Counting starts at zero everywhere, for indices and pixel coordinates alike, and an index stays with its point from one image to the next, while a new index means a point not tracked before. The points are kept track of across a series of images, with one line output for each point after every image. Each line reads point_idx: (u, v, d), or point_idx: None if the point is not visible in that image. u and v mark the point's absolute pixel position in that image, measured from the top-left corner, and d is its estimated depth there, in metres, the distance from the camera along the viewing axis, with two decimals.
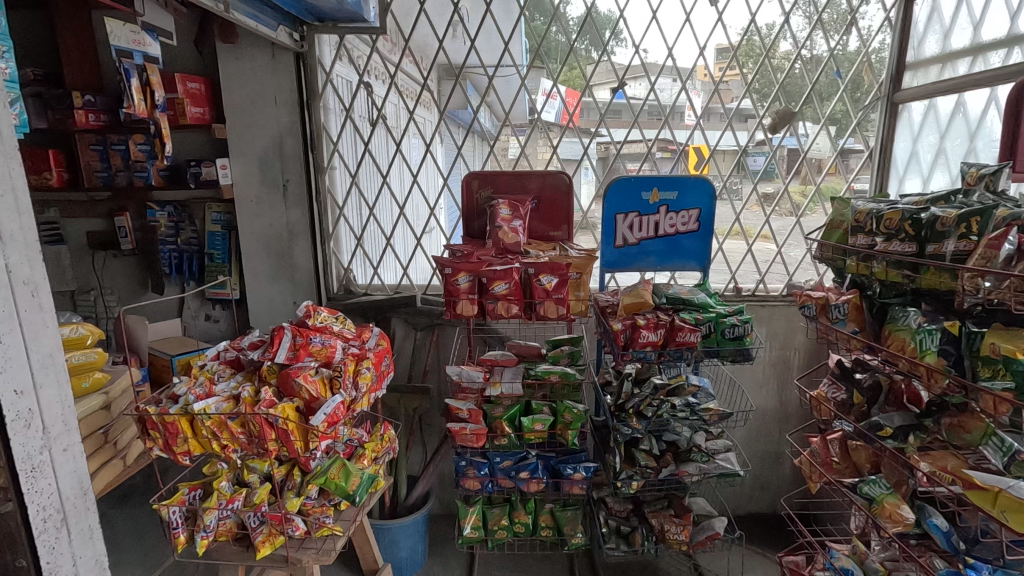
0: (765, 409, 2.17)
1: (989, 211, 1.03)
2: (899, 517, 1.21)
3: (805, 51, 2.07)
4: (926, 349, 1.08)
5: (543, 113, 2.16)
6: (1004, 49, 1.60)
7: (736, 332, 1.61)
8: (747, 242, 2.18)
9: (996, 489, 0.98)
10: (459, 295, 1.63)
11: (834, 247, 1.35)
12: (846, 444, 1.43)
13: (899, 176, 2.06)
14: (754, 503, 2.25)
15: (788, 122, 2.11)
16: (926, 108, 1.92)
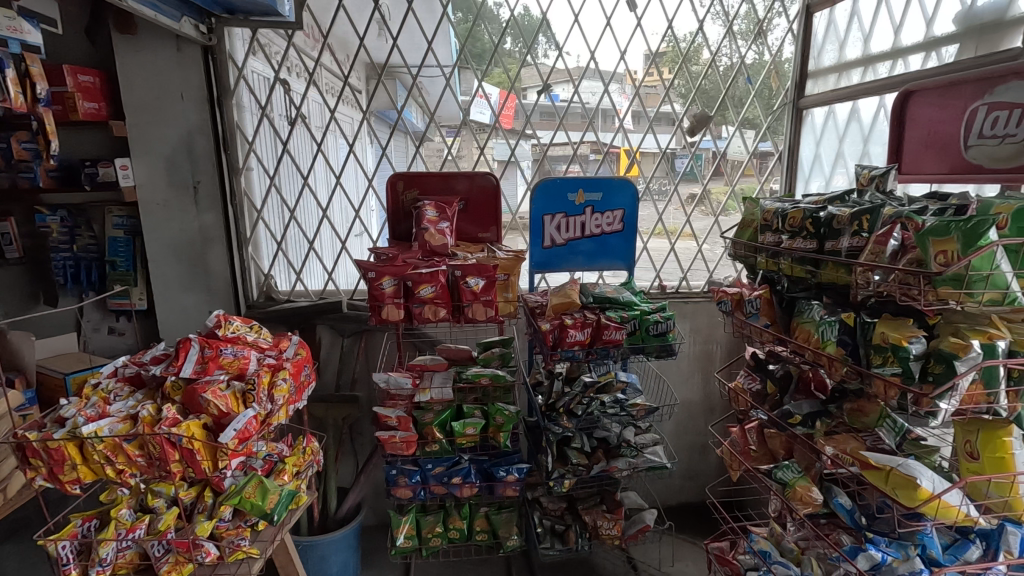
0: (690, 402, 2.25)
1: (877, 210, 1.11)
2: (809, 499, 1.26)
3: (719, 58, 2.18)
4: (827, 339, 1.16)
5: (474, 113, 2.14)
6: (890, 61, 1.75)
7: (660, 329, 1.67)
8: (670, 240, 2.25)
9: (888, 467, 1.06)
10: (384, 299, 1.58)
11: (746, 245, 1.42)
12: (762, 432, 1.50)
13: (805, 177, 2.20)
14: (683, 493, 2.33)
15: (704, 126, 2.18)
16: (827, 113, 2.06)
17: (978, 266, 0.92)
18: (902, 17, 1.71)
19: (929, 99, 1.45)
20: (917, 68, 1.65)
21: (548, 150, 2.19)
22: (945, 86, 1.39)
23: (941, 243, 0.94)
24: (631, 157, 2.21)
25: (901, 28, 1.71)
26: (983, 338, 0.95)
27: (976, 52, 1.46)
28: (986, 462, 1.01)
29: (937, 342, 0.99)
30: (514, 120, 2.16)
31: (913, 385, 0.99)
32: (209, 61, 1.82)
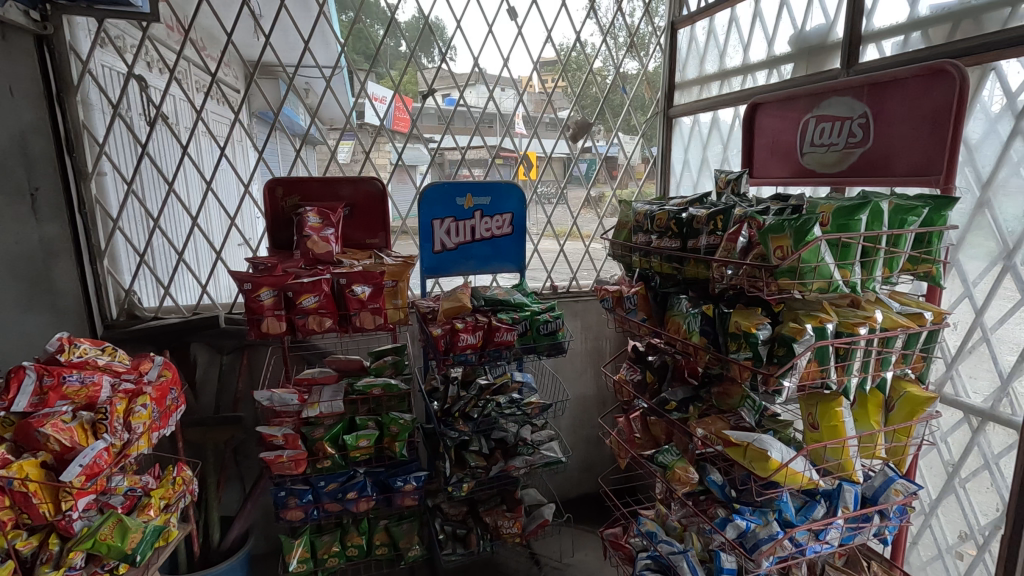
0: (583, 397, 2.34)
1: (729, 211, 1.22)
2: (687, 479, 1.35)
3: (596, 68, 2.29)
4: (692, 330, 1.27)
5: (370, 117, 2.10)
6: (742, 76, 1.97)
7: (549, 328, 1.72)
8: (559, 242, 2.33)
9: (746, 443, 1.17)
10: (263, 312, 1.49)
11: (622, 245, 1.51)
12: (645, 421, 1.59)
13: (677, 181, 2.39)
14: (582, 485, 2.42)
15: (585, 132, 2.32)
16: (692, 121, 2.25)
17: (807, 258, 1.04)
18: (749, 37, 1.92)
19: (771, 111, 1.62)
20: (763, 83, 1.87)
21: (439, 154, 2.18)
22: (782, 100, 1.56)
23: (779, 239, 1.06)
24: (532, 162, 2.28)
25: (749, 46, 1.93)
26: (815, 322, 1.07)
27: (808, 71, 1.68)
28: (824, 431, 1.15)
29: (779, 328, 1.10)
30: (411, 124, 2.12)
31: (762, 367, 1.11)
32: (44, 53, 1.62)
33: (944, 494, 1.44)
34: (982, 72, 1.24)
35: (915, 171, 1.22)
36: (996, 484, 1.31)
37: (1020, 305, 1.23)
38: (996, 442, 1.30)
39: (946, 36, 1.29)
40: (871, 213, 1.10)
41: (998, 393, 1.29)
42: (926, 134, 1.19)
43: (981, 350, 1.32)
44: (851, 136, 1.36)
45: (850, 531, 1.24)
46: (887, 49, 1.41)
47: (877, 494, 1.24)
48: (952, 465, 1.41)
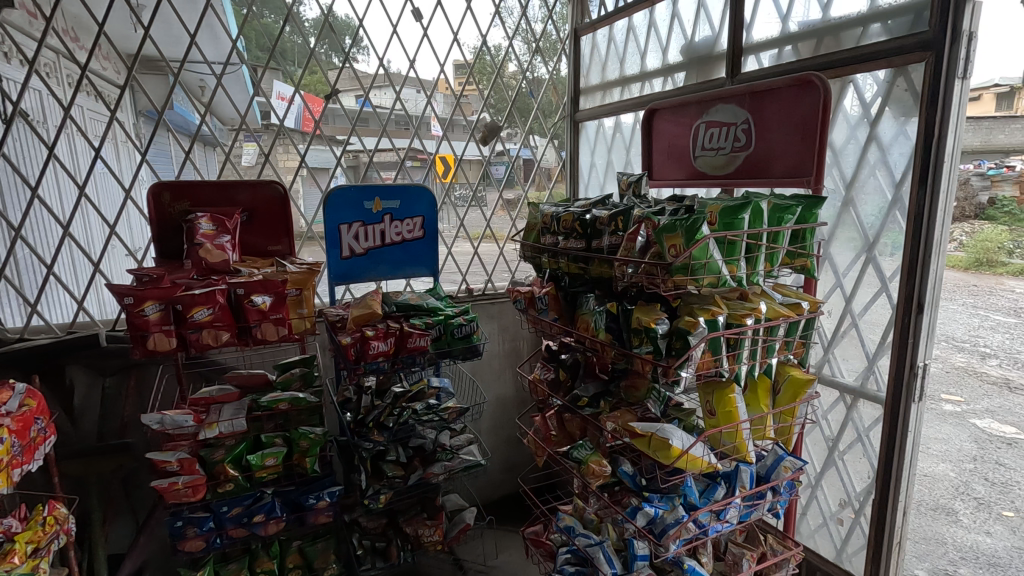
0: (502, 398, 2.36)
1: (629, 212, 1.28)
2: (600, 471, 1.39)
3: (504, 72, 2.32)
4: (599, 327, 1.32)
5: (281, 119, 1.99)
6: (640, 83, 2.07)
7: (464, 331, 1.71)
8: (473, 244, 2.33)
9: (650, 434, 1.23)
10: (149, 328, 1.37)
11: (532, 246, 1.54)
12: (561, 418, 1.61)
13: (585, 183, 2.48)
14: (504, 486, 2.43)
15: (495, 135, 2.35)
16: (596, 125, 2.35)
17: (698, 256, 1.11)
18: (645, 45, 2.03)
19: (666, 116, 1.70)
20: (659, 90, 1.98)
21: (350, 156, 2.12)
22: (675, 106, 1.65)
23: (672, 238, 1.12)
24: (448, 164, 2.27)
25: (645, 55, 2.03)
26: (708, 315, 1.13)
27: (698, 78, 1.79)
28: (720, 417, 1.22)
29: (677, 322, 1.17)
30: (323, 125, 2.05)
31: (662, 359, 1.16)
32: None
33: (827, 467, 1.58)
34: (842, 84, 1.38)
35: (790, 173, 1.33)
36: (867, 455, 1.46)
37: (880, 293, 1.38)
38: (866, 416, 1.45)
39: (812, 51, 1.42)
40: (753, 212, 1.18)
41: (866, 372, 1.44)
42: (799, 139, 1.30)
43: (851, 335, 1.46)
44: (736, 140, 1.47)
45: (747, 509, 1.33)
46: (765, 61, 1.54)
47: (769, 472, 1.34)
48: (832, 440, 1.55)
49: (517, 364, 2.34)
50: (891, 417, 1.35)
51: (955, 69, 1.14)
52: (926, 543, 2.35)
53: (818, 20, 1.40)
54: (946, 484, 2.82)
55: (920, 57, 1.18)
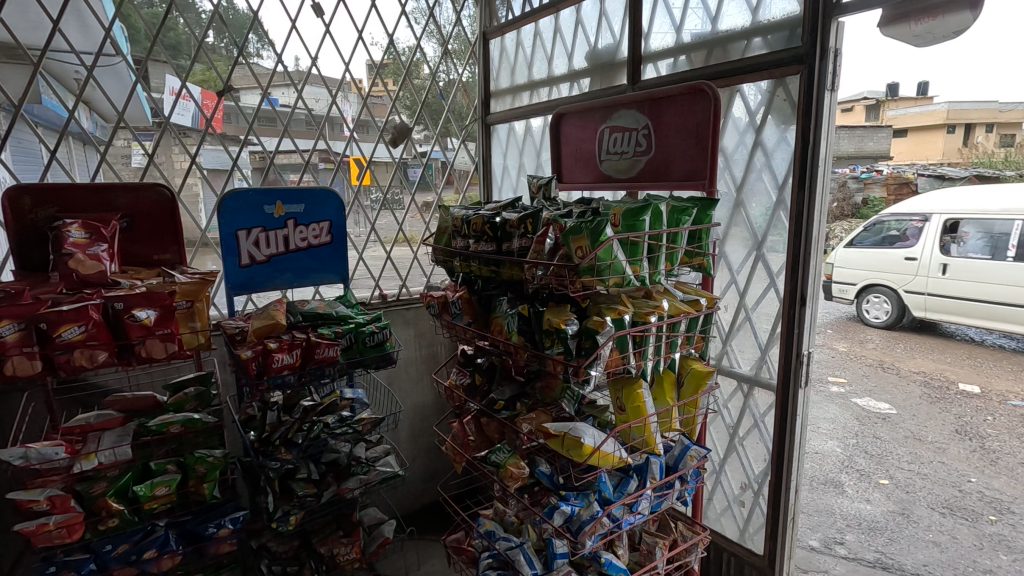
0: (420, 406, 2.32)
1: (537, 214, 1.29)
2: (517, 473, 1.37)
3: (413, 73, 2.29)
4: (511, 330, 1.31)
5: (172, 116, 1.82)
6: (548, 87, 2.11)
7: (376, 339, 1.66)
8: (385, 249, 2.27)
9: (563, 433, 1.25)
10: (6, 351, 1.20)
11: (443, 250, 1.52)
12: (479, 422, 1.59)
13: (498, 186, 2.49)
14: (424, 495, 2.38)
15: (405, 138, 2.29)
16: (507, 128, 2.37)
17: (602, 257, 1.14)
18: (551, 50, 2.07)
19: (572, 121, 1.74)
20: (566, 95, 2.02)
21: (262, 158, 2.00)
22: (581, 112, 1.69)
23: (578, 240, 1.14)
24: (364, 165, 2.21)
25: (551, 60, 2.07)
26: (614, 314, 1.16)
27: (602, 84, 1.86)
28: (630, 412, 1.26)
29: (585, 322, 1.19)
30: (226, 124, 1.92)
31: (573, 359, 1.18)
32: None
33: (729, 453, 1.68)
34: (731, 93, 1.48)
35: (687, 177, 1.40)
36: (763, 439, 1.57)
37: (769, 288, 1.48)
38: (761, 403, 1.55)
39: (704, 61, 1.51)
40: (653, 215, 1.23)
41: (760, 361, 1.54)
42: (694, 144, 1.38)
43: (746, 327, 1.57)
44: (637, 145, 1.52)
45: (657, 499, 1.39)
46: (662, 69, 1.62)
47: (677, 462, 1.40)
48: (732, 427, 1.65)
49: (433, 369, 2.31)
50: (782, 403, 1.45)
51: (825, 82, 1.25)
52: (818, 514, 2.57)
53: (707, 32, 1.49)
54: (833, 460, 3.10)
55: (795, 69, 1.29)
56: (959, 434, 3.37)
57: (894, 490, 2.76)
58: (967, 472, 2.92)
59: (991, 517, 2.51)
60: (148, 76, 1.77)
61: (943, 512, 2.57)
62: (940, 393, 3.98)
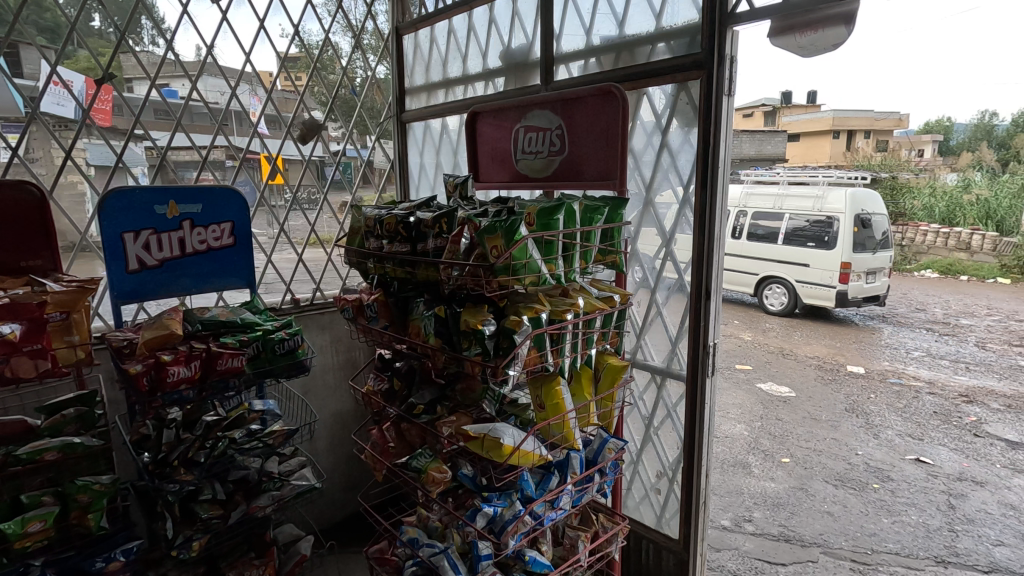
0: (338, 414, 2.24)
1: (453, 214, 1.28)
2: (440, 478, 1.34)
3: (323, 65, 2.18)
4: (428, 333, 1.28)
5: (43, 105, 1.61)
6: (464, 85, 2.10)
7: (287, 346, 1.56)
8: (297, 250, 2.16)
9: (483, 435, 1.23)
10: None
11: (356, 251, 1.47)
12: (398, 428, 1.53)
13: (415, 185, 2.45)
14: (344, 507, 2.30)
15: (316, 134, 2.19)
16: (423, 127, 2.34)
17: (518, 256, 1.13)
18: (465, 48, 2.06)
19: (488, 120, 1.73)
20: (481, 93, 2.02)
21: (162, 155, 1.84)
22: (496, 111, 1.69)
23: (493, 239, 1.13)
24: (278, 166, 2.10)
25: (466, 57, 2.06)
26: (531, 312, 1.17)
27: (516, 84, 1.87)
28: (549, 410, 1.27)
29: (503, 321, 1.18)
30: (114, 117, 1.73)
31: (490, 360, 1.17)
32: None
33: (645, 443, 1.74)
34: (638, 95, 1.53)
35: (599, 177, 1.43)
36: (675, 428, 1.64)
37: (678, 283, 1.55)
38: (673, 394, 1.62)
39: (612, 64, 1.56)
40: (566, 214, 1.25)
41: (671, 354, 1.61)
42: (604, 145, 1.41)
43: (658, 322, 1.63)
44: (551, 145, 1.54)
45: (578, 493, 1.41)
46: (573, 71, 1.65)
47: (596, 455, 1.43)
48: (647, 418, 1.71)
49: (351, 375, 2.23)
50: (691, 393, 1.52)
51: (723, 87, 1.32)
52: (728, 495, 2.73)
53: (615, 35, 1.53)
54: (741, 442, 3.30)
55: (696, 74, 1.36)
56: (847, 411, 3.71)
57: (794, 467, 2.99)
58: (855, 446, 3.23)
59: (874, 485, 2.79)
60: (11, 59, 1.55)
61: (835, 484, 2.81)
62: (831, 375, 4.38)
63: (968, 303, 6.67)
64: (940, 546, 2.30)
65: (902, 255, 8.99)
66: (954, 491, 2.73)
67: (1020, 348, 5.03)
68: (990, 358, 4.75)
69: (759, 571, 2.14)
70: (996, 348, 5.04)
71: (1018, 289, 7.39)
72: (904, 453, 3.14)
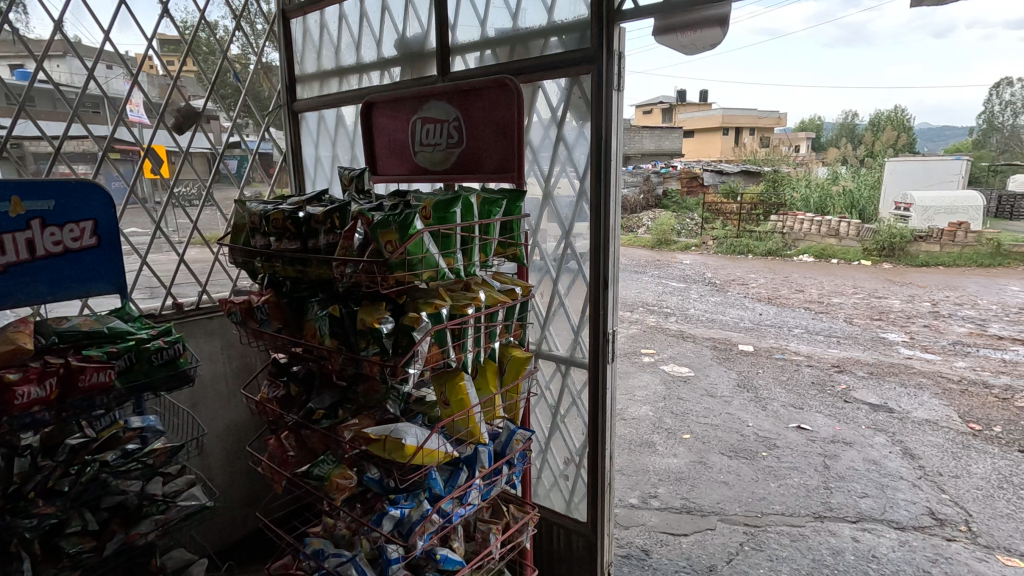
0: (231, 426, 2.09)
1: (345, 208, 1.21)
2: (343, 484, 1.28)
3: (202, 48, 2.00)
4: (324, 333, 1.22)
5: None
6: (359, 75, 2.01)
7: (165, 357, 1.42)
8: (177, 250, 1.97)
9: (384, 436, 1.20)
10: None
11: (241, 250, 1.36)
12: (298, 435, 1.45)
13: (311, 179, 2.33)
14: (243, 525, 2.16)
15: (193, 123, 2.00)
16: (317, 117, 2.23)
17: (413, 251, 1.10)
18: (359, 36, 1.98)
19: (384, 111, 1.67)
20: (377, 83, 1.95)
21: (12, 144, 1.61)
22: (391, 101, 1.63)
23: (387, 234, 1.10)
24: (161, 157, 1.92)
25: (360, 46, 1.98)
26: (431, 308, 1.15)
27: (412, 74, 1.82)
28: (454, 405, 1.26)
29: (401, 319, 1.15)
30: None
31: (389, 359, 1.13)
32: None
33: (552, 431, 1.78)
34: (533, 88, 1.54)
35: (497, 170, 1.43)
36: (580, 414, 1.69)
37: (578, 273, 1.59)
38: (577, 381, 1.67)
39: (507, 56, 1.56)
40: (463, 207, 1.23)
41: (573, 343, 1.65)
42: (502, 137, 1.41)
43: (560, 312, 1.66)
44: (449, 138, 1.51)
45: (487, 487, 1.40)
46: (470, 62, 1.63)
47: (504, 447, 1.44)
48: (554, 406, 1.75)
49: (245, 383, 2.09)
50: (593, 379, 1.57)
51: (612, 82, 1.37)
52: (635, 474, 2.87)
53: (509, 28, 1.53)
54: (646, 423, 3.48)
55: (587, 69, 1.39)
56: (739, 387, 4.02)
57: (693, 442, 3.20)
58: (746, 418, 3.51)
59: (762, 453, 3.04)
60: None
61: (729, 455, 3.04)
62: (724, 354, 4.73)
63: (837, 283, 7.47)
64: (818, 503, 2.56)
65: (783, 241, 9.89)
66: (828, 452, 3.05)
67: (879, 322, 5.71)
68: (856, 332, 5.35)
69: (664, 544, 2.27)
70: (860, 322, 5.68)
71: (877, 270, 8.38)
72: (788, 421, 3.45)
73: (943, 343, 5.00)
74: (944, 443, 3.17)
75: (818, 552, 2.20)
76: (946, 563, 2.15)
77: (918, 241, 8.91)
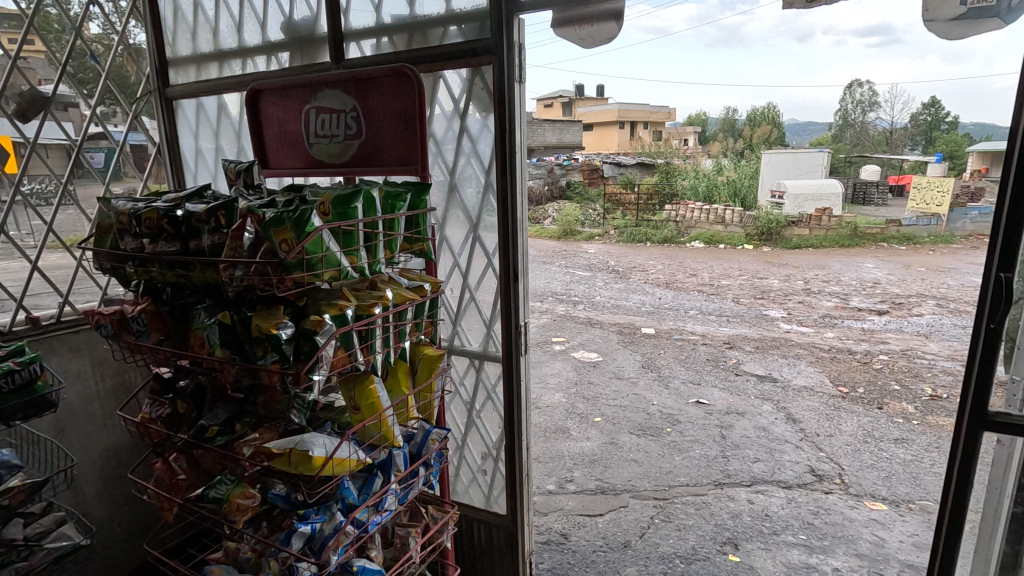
0: (107, 452, 1.86)
1: (232, 204, 1.11)
2: (245, 504, 1.18)
3: (51, 26, 1.73)
4: (213, 343, 1.11)
5: None
6: (241, 60, 1.86)
7: (17, 381, 1.23)
8: (30, 256, 1.70)
9: (289, 449, 1.12)
10: None
11: (109, 254, 1.21)
12: (190, 456, 1.31)
13: (193, 173, 2.13)
14: (128, 561, 1.94)
15: (42, 109, 1.72)
16: (195, 105, 2.03)
17: (311, 250, 1.03)
18: (239, 18, 1.83)
19: (272, 99, 1.55)
20: (262, 70, 1.81)
21: None
22: (280, 89, 1.52)
23: (281, 232, 1.01)
24: (4, 150, 1.65)
25: (241, 28, 1.83)
26: (334, 310, 1.08)
27: (301, 60, 1.71)
28: (364, 410, 1.20)
29: (302, 323, 1.07)
30: None
31: (290, 367, 1.05)
32: None
33: (468, 427, 1.76)
34: (434, 78, 1.50)
35: (399, 162, 1.38)
36: (496, 408, 1.68)
37: (488, 267, 1.58)
38: (492, 375, 1.66)
39: (405, 45, 1.50)
40: (365, 201, 1.17)
41: (486, 337, 1.64)
42: (403, 128, 1.36)
43: (472, 307, 1.64)
44: (347, 128, 1.43)
45: (404, 491, 1.35)
46: (366, 49, 1.56)
47: (420, 449, 1.40)
48: (469, 402, 1.73)
49: (122, 403, 1.87)
50: (507, 371, 1.58)
51: (514, 73, 1.36)
52: (551, 460, 2.93)
53: (406, 15, 1.48)
54: (559, 409, 3.56)
55: (488, 59, 1.37)
56: (644, 368, 4.24)
57: (604, 424, 3.33)
58: (651, 398, 3.71)
59: (667, 429, 3.23)
60: None
61: (637, 434, 3.19)
62: (628, 338, 4.95)
63: (725, 266, 8.10)
64: (717, 471, 2.77)
65: (677, 229, 10.54)
66: (723, 423, 3.30)
67: (762, 300, 6.27)
68: (742, 310, 5.84)
69: (581, 526, 2.34)
70: (746, 301, 6.20)
71: (757, 253, 9.17)
72: (688, 398, 3.69)
73: (814, 317, 5.60)
74: (819, 407, 3.54)
75: (719, 517, 2.38)
76: (825, 513, 2.41)
77: (791, 226, 9.88)
